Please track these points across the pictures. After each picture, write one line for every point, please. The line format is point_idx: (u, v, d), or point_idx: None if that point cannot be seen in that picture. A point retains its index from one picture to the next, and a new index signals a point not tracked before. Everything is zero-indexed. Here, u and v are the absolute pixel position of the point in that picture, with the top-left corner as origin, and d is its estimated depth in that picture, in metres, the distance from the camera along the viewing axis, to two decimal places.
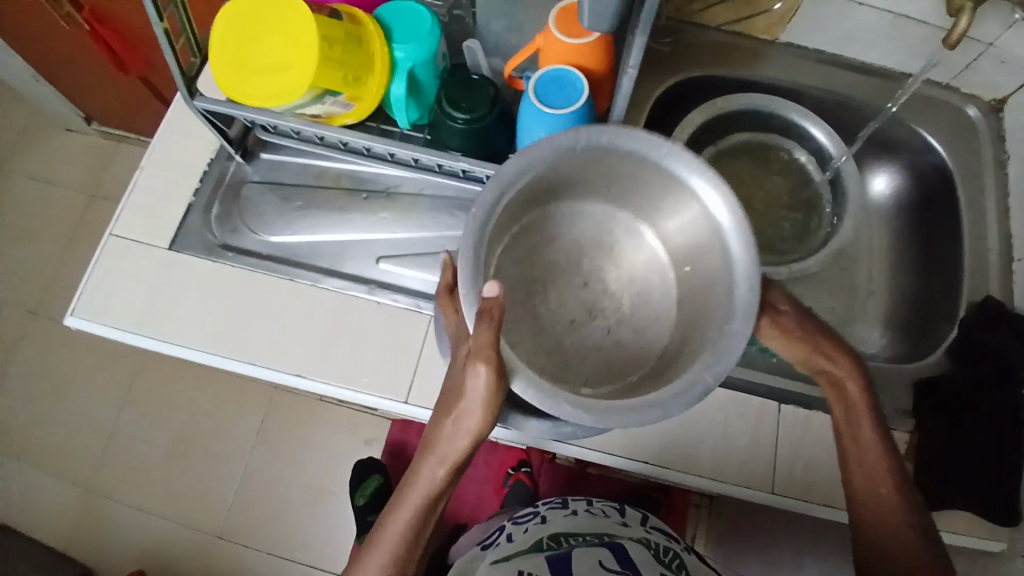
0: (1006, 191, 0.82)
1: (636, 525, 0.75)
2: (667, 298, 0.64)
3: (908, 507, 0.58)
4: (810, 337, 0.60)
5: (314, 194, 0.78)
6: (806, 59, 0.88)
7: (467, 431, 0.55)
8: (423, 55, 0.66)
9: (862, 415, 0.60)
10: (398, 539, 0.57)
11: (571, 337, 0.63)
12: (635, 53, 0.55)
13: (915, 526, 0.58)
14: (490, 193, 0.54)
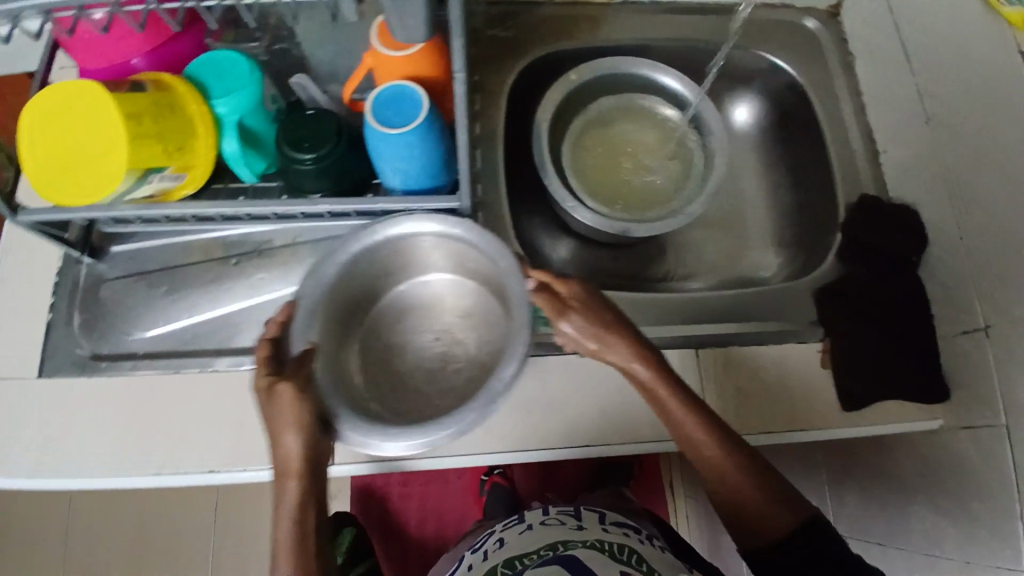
0: (858, 90, 0.85)
1: (593, 526, 0.76)
2: (493, 306, 0.71)
3: (731, 453, 0.63)
4: (590, 323, 0.61)
5: (186, 273, 0.76)
6: (642, 13, 0.88)
7: (293, 444, 0.55)
8: (249, 105, 0.62)
9: (659, 386, 0.62)
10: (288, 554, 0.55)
11: (429, 386, 0.68)
12: (457, 57, 0.52)
13: (737, 465, 0.62)
14: (299, 312, 0.61)
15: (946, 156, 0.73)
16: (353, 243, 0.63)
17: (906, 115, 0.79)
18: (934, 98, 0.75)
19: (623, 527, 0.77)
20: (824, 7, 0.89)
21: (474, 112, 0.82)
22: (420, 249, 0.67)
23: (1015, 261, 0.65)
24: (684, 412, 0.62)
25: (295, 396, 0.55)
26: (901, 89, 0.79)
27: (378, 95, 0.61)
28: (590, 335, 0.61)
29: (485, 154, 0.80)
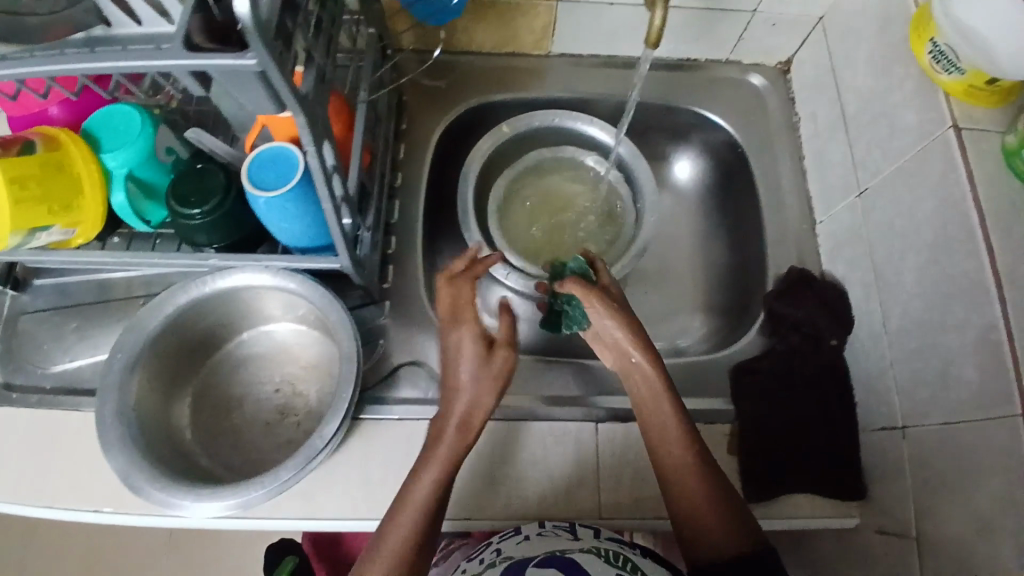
0: (800, 154, 0.82)
1: (589, 540, 0.58)
2: (330, 355, 0.71)
3: (702, 468, 0.59)
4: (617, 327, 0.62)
5: (97, 311, 0.78)
6: (582, 66, 0.87)
7: (475, 387, 0.58)
8: (139, 158, 0.63)
9: (660, 392, 0.60)
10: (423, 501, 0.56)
11: (267, 440, 0.68)
12: (302, 135, 0.48)
13: (703, 483, 0.58)
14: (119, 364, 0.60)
15: (874, 233, 0.69)
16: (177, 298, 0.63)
17: (841, 185, 0.75)
18: (867, 170, 0.70)
19: (623, 542, 0.58)
20: (774, 64, 0.87)
21: (397, 162, 0.82)
22: (253, 301, 0.67)
23: (928, 357, 0.60)
24: (671, 425, 0.60)
25: (507, 367, 0.60)
26: (838, 157, 0.75)
27: (260, 154, 0.59)
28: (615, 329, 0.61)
29: (403, 205, 0.80)
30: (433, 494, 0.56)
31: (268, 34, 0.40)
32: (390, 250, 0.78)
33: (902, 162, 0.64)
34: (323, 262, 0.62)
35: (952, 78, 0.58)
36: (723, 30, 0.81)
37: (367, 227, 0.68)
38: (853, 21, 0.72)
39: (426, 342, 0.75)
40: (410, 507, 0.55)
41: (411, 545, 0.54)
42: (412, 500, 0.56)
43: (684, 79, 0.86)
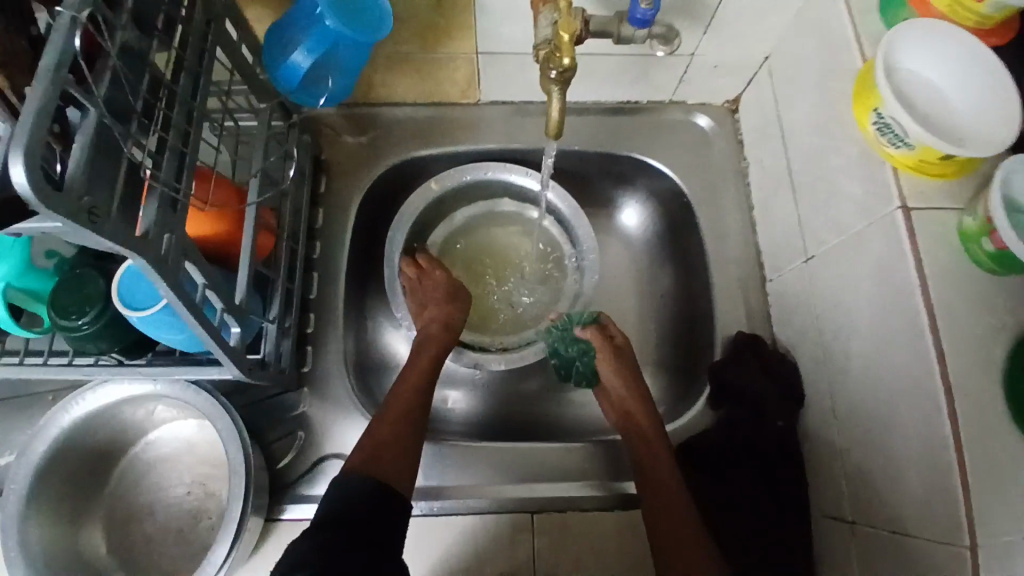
0: (749, 204, 0.77)
1: None
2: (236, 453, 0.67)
3: (687, 495, 0.60)
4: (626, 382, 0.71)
5: (2, 408, 0.70)
6: (515, 113, 0.80)
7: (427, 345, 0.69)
8: (15, 269, 0.57)
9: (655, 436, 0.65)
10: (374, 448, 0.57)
11: (179, 549, 0.64)
12: (153, 276, 0.43)
13: (693, 518, 0.59)
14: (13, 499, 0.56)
15: (822, 306, 0.63)
16: (58, 418, 0.59)
17: (789, 245, 0.69)
18: (814, 236, 0.64)
19: None
20: (720, 103, 0.80)
21: (314, 230, 0.76)
22: (137, 409, 0.64)
23: (876, 453, 0.56)
24: (665, 454, 0.63)
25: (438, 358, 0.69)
26: (785, 214, 0.69)
27: (131, 267, 0.55)
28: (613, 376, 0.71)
29: (322, 278, 0.75)
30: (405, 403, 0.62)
31: (68, 196, 0.35)
32: (308, 329, 0.73)
33: (847, 236, 0.59)
34: (216, 372, 0.57)
35: (900, 153, 0.52)
36: (661, 74, 0.73)
37: (271, 321, 0.63)
38: (797, 68, 0.66)
39: (350, 429, 0.70)
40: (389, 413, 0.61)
41: (390, 445, 0.57)
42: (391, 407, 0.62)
43: (625, 124, 0.80)
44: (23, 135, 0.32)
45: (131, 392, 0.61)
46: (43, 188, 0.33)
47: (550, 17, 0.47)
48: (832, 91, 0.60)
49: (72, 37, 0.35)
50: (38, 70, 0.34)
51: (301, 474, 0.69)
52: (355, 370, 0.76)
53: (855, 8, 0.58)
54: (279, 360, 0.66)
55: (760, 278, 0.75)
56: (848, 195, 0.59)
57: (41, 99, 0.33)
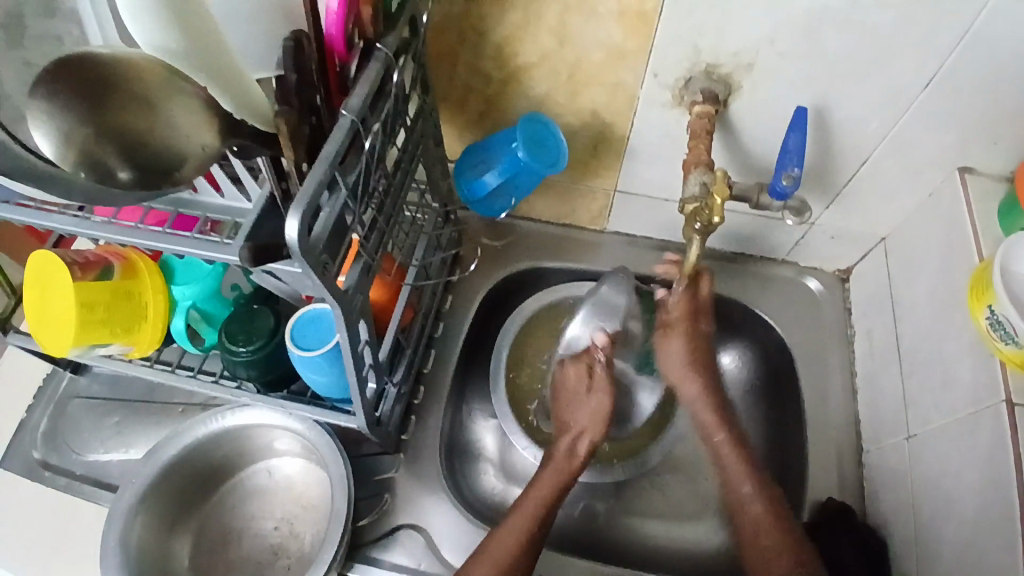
0: (851, 370, 0.80)
1: None
2: (322, 500, 0.73)
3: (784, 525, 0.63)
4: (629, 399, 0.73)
5: (142, 410, 0.80)
6: (635, 246, 0.89)
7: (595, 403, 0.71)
8: (203, 294, 0.69)
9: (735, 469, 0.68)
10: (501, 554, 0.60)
11: None
12: (340, 324, 0.52)
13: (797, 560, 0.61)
14: (129, 496, 0.65)
15: (920, 484, 0.64)
16: (196, 428, 0.68)
17: (893, 421, 0.70)
18: (918, 413, 0.66)
19: None
20: (832, 270, 0.85)
21: (441, 312, 0.85)
22: (260, 438, 0.72)
23: None
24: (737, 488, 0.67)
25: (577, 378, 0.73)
26: (890, 388, 0.72)
27: (306, 314, 0.64)
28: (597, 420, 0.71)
29: (438, 356, 0.83)
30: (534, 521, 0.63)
31: (313, 250, 0.45)
32: (416, 400, 0.80)
33: (952, 419, 0.60)
34: (342, 419, 0.64)
35: (1010, 350, 0.55)
36: (779, 234, 0.81)
37: (395, 383, 0.71)
38: (912, 253, 0.71)
39: (432, 503, 0.75)
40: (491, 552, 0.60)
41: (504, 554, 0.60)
42: (515, 518, 0.63)
43: (738, 274, 0.86)
44: (302, 199, 0.43)
45: (262, 421, 0.69)
46: (303, 241, 0.43)
47: (699, 179, 0.57)
48: (946, 279, 0.65)
49: (349, 134, 0.47)
50: (321, 154, 0.46)
51: (376, 536, 0.73)
52: (447, 450, 0.81)
53: (975, 210, 0.64)
54: (390, 420, 0.72)
55: (857, 445, 0.76)
56: (957, 380, 0.61)
57: (320, 175, 0.45)
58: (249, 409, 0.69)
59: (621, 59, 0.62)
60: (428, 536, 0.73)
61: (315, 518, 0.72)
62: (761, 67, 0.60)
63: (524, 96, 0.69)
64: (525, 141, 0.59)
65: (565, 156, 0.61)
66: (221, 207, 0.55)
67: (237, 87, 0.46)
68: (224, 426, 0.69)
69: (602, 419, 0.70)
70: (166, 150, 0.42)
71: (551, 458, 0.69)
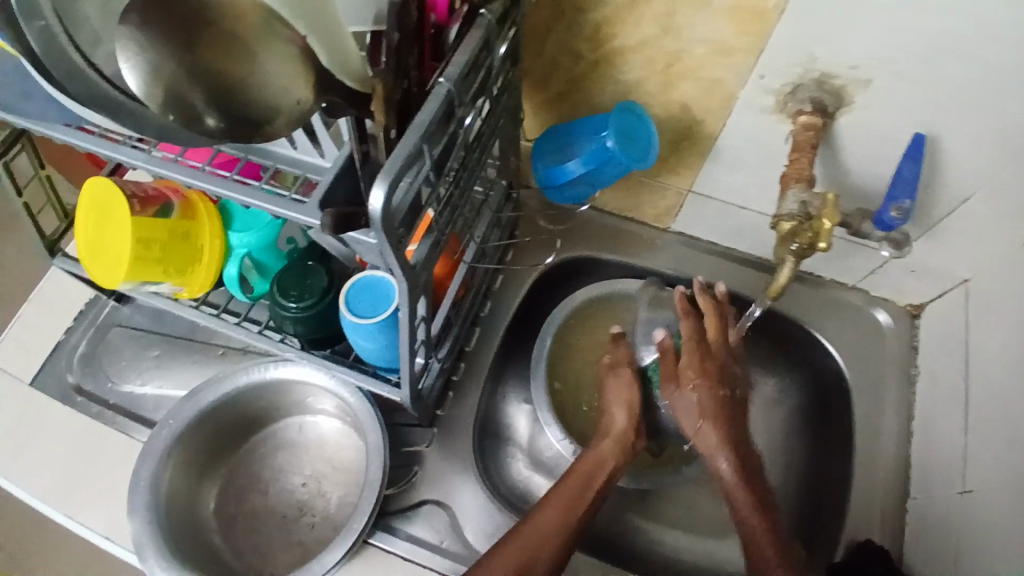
0: (907, 411, 0.76)
1: None
2: (349, 464, 0.72)
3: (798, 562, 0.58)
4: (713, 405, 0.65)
5: (183, 347, 0.81)
6: (697, 250, 0.85)
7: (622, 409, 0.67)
8: (259, 243, 0.67)
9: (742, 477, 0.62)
10: (543, 533, 0.58)
11: (278, 530, 0.69)
12: (402, 298, 0.51)
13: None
14: (168, 432, 0.66)
15: (969, 546, 0.61)
16: (237, 377, 0.68)
17: (947, 472, 0.67)
18: (977, 470, 0.63)
19: None
20: (902, 304, 0.81)
21: (489, 291, 0.83)
22: (297, 394, 0.71)
23: None
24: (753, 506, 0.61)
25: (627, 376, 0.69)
26: (949, 439, 0.68)
27: (362, 278, 0.62)
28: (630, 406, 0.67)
29: (481, 334, 0.81)
30: (572, 508, 0.60)
31: (393, 223, 0.43)
32: (454, 377, 0.78)
33: (1019, 485, 0.57)
34: (385, 390, 0.63)
35: None
36: (855, 258, 0.77)
37: (438, 359, 0.69)
38: (990, 300, 0.67)
39: (457, 482, 0.74)
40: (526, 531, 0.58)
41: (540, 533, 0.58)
42: (551, 503, 0.61)
43: (802, 294, 0.82)
44: (392, 168, 0.40)
45: (304, 378, 0.68)
46: (387, 212, 0.41)
47: (800, 197, 0.54)
48: None
49: (444, 103, 0.44)
50: (412, 122, 0.43)
51: (400, 507, 0.72)
52: (479, 429, 0.79)
53: None
54: (429, 395, 0.71)
55: (902, 490, 0.73)
56: None
57: (411, 144, 0.42)
58: (292, 366, 0.68)
59: (725, 57, 0.58)
60: (451, 514, 0.72)
61: (341, 481, 0.71)
62: (879, 85, 0.55)
63: (611, 82, 0.65)
64: (617, 131, 0.55)
65: (655, 152, 0.58)
66: (292, 158, 0.54)
67: (337, 44, 0.42)
68: (265, 379, 0.69)
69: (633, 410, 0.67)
70: (256, 108, 0.40)
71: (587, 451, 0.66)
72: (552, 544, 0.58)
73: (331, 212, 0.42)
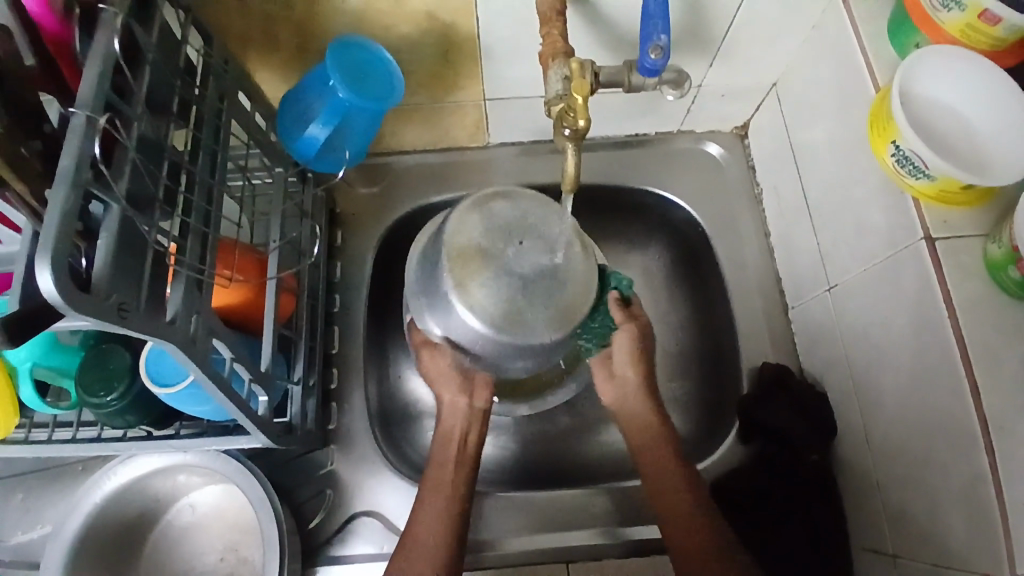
0: (766, 230, 0.77)
1: None
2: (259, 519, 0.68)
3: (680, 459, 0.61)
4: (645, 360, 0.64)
5: (38, 479, 0.71)
6: (524, 154, 0.80)
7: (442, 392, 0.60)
8: (41, 349, 0.58)
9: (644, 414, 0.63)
10: (428, 539, 0.56)
11: None
12: (182, 358, 0.43)
13: (685, 478, 0.60)
14: None
15: (848, 336, 0.63)
16: (91, 494, 0.61)
17: (812, 274, 0.69)
18: (835, 264, 0.64)
19: None
20: (730, 130, 0.80)
21: (332, 283, 0.76)
22: (166, 479, 0.65)
23: (913, 489, 0.55)
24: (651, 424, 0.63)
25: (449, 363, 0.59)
26: (805, 243, 0.69)
27: (155, 346, 0.56)
28: (454, 379, 0.60)
29: (343, 331, 0.75)
30: (442, 520, 0.57)
31: (93, 297, 0.35)
32: (332, 385, 0.73)
33: (872, 265, 0.58)
34: (244, 441, 0.57)
35: (921, 183, 0.52)
36: (668, 105, 0.74)
37: (296, 382, 0.63)
38: (807, 97, 0.65)
39: (377, 485, 0.70)
40: (408, 551, 0.56)
41: (416, 542, 0.56)
42: (420, 527, 0.57)
43: (638, 156, 0.80)
44: (47, 240, 0.33)
45: (159, 464, 0.62)
46: (69, 293, 0.33)
47: (560, 73, 0.49)
48: (846, 119, 0.60)
49: (92, 133, 0.36)
50: (57, 173, 0.35)
51: (332, 533, 0.69)
52: (380, 421, 0.75)
53: (860, 40, 0.57)
54: (305, 420, 0.65)
55: (784, 304, 0.75)
56: (870, 224, 0.58)
57: (64, 200, 0.34)
58: (142, 455, 0.61)
59: None
60: (383, 519, 0.69)
61: (256, 539, 0.68)
62: None
63: (339, 18, 0.56)
64: (343, 78, 0.49)
65: (400, 83, 0.52)
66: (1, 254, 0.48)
67: None
68: (125, 480, 0.62)
69: (462, 379, 0.60)
70: None
71: (434, 453, 0.61)
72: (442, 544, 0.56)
73: None
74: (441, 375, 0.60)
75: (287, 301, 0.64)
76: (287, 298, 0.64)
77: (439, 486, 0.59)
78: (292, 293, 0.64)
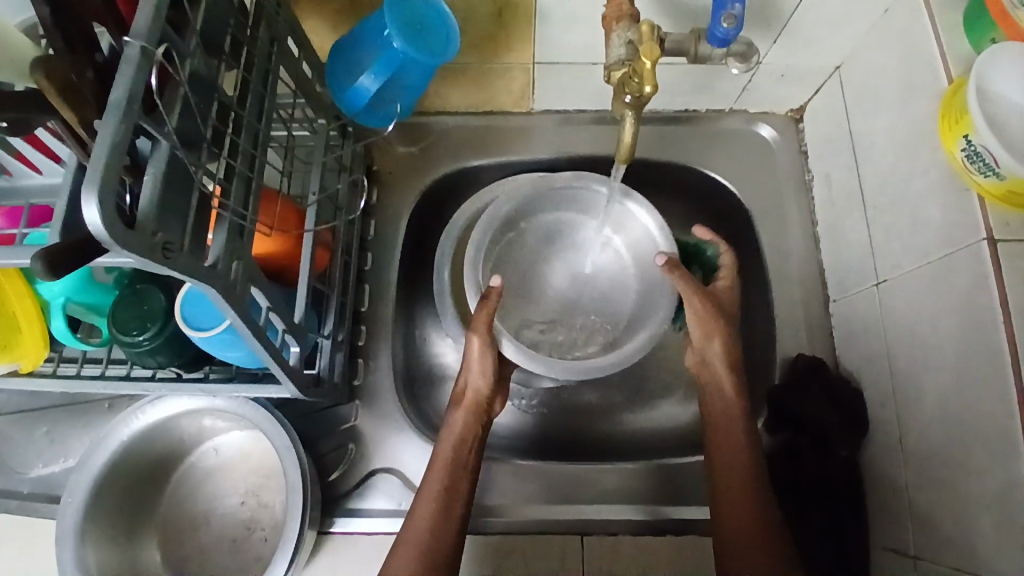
0: (812, 219, 0.74)
1: None
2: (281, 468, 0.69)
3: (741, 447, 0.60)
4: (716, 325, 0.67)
5: (67, 414, 0.73)
6: (569, 123, 0.78)
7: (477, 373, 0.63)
8: (75, 285, 0.58)
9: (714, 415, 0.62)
10: (430, 516, 0.56)
11: (232, 554, 0.66)
12: (221, 302, 0.43)
13: (739, 460, 0.59)
14: (71, 513, 0.58)
15: (890, 335, 0.61)
16: (118, 430, 0.62)
17: (858, 268, 0.66)
18: (885, 259, 0.62)
19: None
20: (785, 112, 0.77)
21: (365, 242, 0.75)
22: (192, 422, 0.66)
23: (945, 494, 0.54)
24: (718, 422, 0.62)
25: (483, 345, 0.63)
26: (855, 235, 0.67)
27: (193, 289, 0.56)
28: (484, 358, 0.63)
29: (373, 290, 0.75)
30: (444, 500, 0.57)
31: (139, 233, 0.35)
32: (360, 343, 0.73)
33: (926, 264, 0.56)
34: (273, 391, 0.57)
35: (989, 182, 0.49)
36: (723, 83, 0.71)
37: (326, 336, 0.63)
38: (873, 82, 0.62)
39: (398, 444, 0.71)
40: (408, 531, 0.55)
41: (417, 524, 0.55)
42: (421, 508, 0.56)
43: (685, 134, 0.77)
44: (95, 172, 0.32)
45: (186, 407, 0.63)
46: (116, 228, 0.33)
47: (623, 37, 0.47)
48: (914, 109, 0.57)
49: (145, 67, 0.35)
50: (108, 104, 0.34)
51: (350, 488, 0.69)
52: (405, 382, 0.75)
53: (937, 27, 0.54)
54: (333, 374, 0.66)
55: (824, 298, 0.73)
56: (928, 221, 0.56)
57: (113, 132, 0.34)
58: (171, 396, 0.62)
59: None
60: (402, 477, 0.69)
61: (276, 486, 0.69)
62: None
63: None
64: (398, 28, 0.47)
65: (456, 38, 0.50)
66: (42, 188, 0.47)
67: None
68: (153, 419, 0.63)
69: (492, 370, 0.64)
70: None
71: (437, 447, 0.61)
72: (441, 528, 0.55)
73: (38, 255, 0.35)
74: (476, 359, 0.64)
75: (323, 255, 0.63)
76: (323, 252, 0.63)
77: (444, 463, 0.59)
78: (328, 247, 0.63)
